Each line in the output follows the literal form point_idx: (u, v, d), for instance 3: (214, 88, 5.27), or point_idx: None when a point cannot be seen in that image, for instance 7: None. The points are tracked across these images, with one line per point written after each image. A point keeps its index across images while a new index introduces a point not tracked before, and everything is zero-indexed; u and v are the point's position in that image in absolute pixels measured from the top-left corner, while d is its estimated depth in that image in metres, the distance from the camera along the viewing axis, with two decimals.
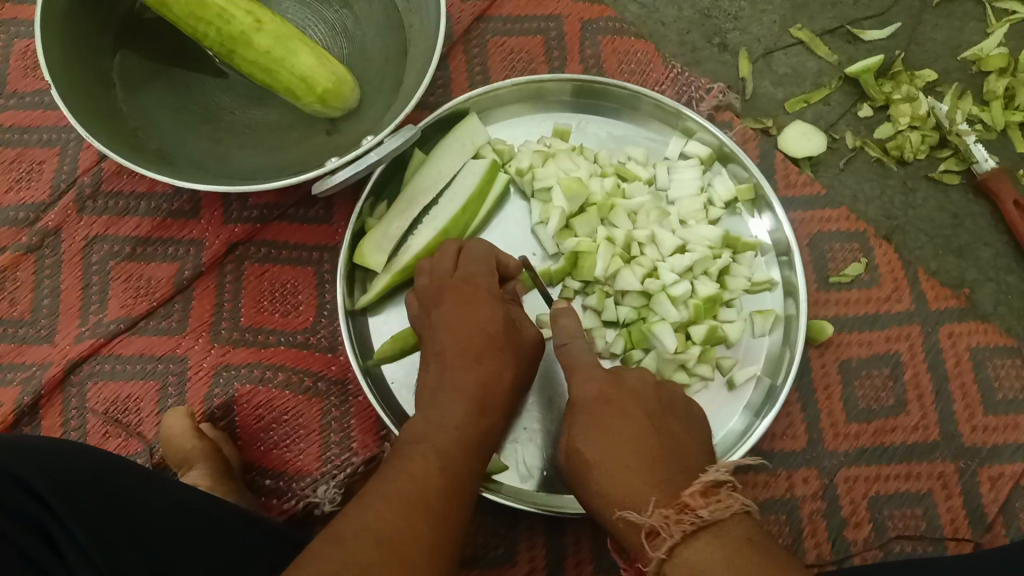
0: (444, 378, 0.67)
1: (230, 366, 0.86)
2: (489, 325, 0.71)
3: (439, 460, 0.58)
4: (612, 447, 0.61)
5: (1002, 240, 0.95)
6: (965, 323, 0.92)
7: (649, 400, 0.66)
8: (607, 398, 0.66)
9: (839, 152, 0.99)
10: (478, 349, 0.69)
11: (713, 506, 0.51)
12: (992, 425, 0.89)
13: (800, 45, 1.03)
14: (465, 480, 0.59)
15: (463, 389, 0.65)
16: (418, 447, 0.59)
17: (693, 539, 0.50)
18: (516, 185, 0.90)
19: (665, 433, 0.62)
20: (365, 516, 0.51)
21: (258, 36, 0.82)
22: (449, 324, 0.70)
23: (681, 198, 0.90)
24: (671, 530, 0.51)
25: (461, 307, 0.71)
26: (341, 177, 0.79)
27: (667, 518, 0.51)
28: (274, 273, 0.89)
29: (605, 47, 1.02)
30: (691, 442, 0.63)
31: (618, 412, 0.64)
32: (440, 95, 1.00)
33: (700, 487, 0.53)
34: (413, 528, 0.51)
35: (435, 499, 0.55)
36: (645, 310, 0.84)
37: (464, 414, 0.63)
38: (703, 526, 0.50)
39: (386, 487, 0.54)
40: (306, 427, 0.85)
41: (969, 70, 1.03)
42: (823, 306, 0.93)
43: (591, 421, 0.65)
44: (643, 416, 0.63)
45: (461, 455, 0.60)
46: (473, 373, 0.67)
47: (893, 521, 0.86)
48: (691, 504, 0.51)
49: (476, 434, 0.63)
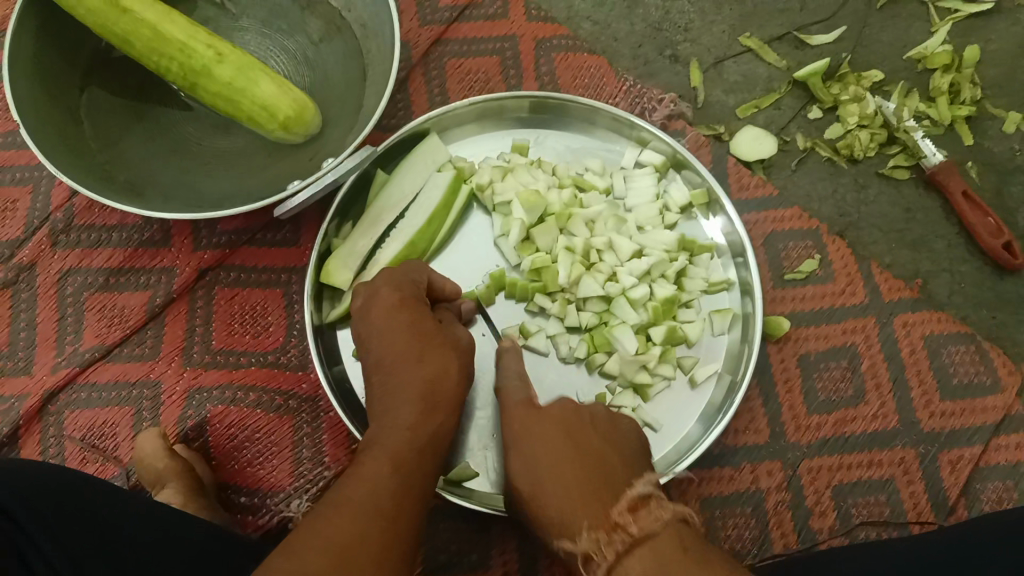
0: (388, 385, 0.69)
1: (202, 388, 0.89)
2: (426, 323, 0.73)
3: (389, 465, 0.60)
4: (544, 472, 0.64)
5: (954, 231, 0.98)
6: (919, 312, 0.95)
7: (571, 416, 0.69)
8: (532, 420, 0.69)
9: (790, 153, 1.02)
10: (421, 349, 0.71)
11: (642, 523, 0.56)
12: (950, 410, 0.92)
13: (750, 53, 1.07)
14: (415, 478, 0.61)
15: (410, 389, 0.68)
16: (369, 455, 0.61)
17: (628, 555, 0.54)
18: (477, 200, 0.93)
19: (587, 445, 0.66)
20: (320, 527, 0.53)
21: (219, 68, 0.85)
22: (383, 331, 0.72)
23: (637, 206, 0.93)
24: (606, 553, 0.55)
25: (399, 309, 0.72)
26: (302, 198, 0.83)
27: (600, 541, 0.56)
28: (243, 296, 0.91)
29: (559, 64, 1.05)
30: (616, 450, 0.66)
31: (545, 433, 0.67)
32: (401, 117, 1.03)
33: (627, 504, 0.58)
34: (366, 532, 0.53)
35: (388, 501, 0.57)
36: (606, 315, 0.88)
37: (413, 415, 0.66)
38: (635, 543, 0.55)
39: (340, 497, 0.56)
40: (279, 444, 0.87)
41: (915, 69, 1.06)
42: (779, 303, 0.96)
43: (518, 445, 0.68)
44: (563, 433, 0.67)
45: (413, 454, 0.63)
46: (419, 371, 0.69)
47: (857, 509, 0.89)
48: (621, 523, 0.56)
49: (427, 431, 0.66)
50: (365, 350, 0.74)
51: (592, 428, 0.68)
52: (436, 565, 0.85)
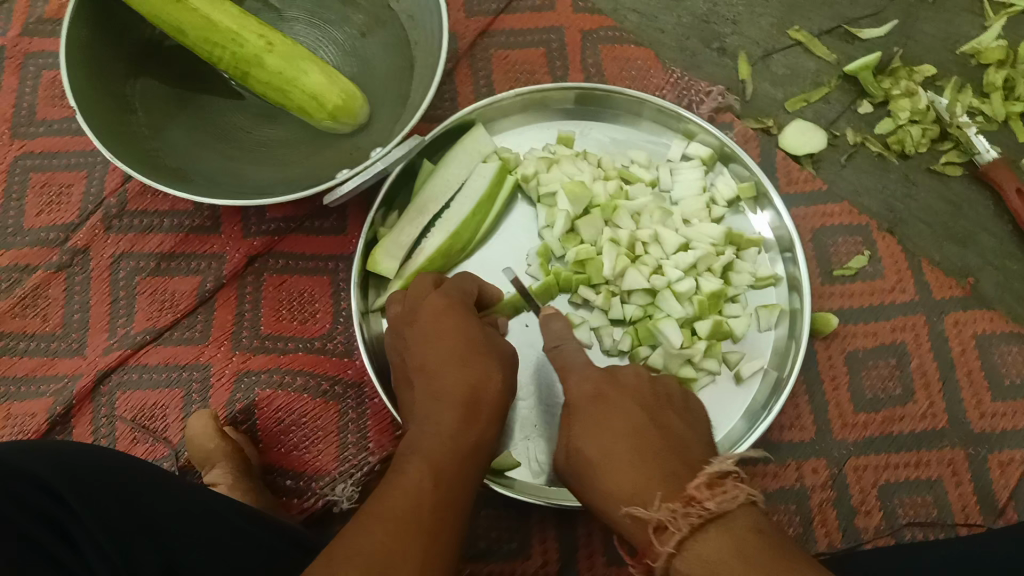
0: (433, 385, 0.69)
1: (251, 371, 0.90)
2: (469, 333, 0.73)
3: (432, 475, 0.60)
4: (613, 444, 0.62)
5: (1007, 229, 0.96)
6: (970, 311, 0.93)
7: (646, 400, 0.67)
8: (606, 400, 0.67)
9: (839, 148, 1.01)
10: (463, 355, 0.71)
11: (719, 499, 0.52)
12: (1001, 411, 0.90)
13: (798, 47, 1.05)
14: (456, 490, 0.61)
15: (452, 395, 0.67)
16: (411, 461, 0.61)
17: (701, 531, 0.52)
18: (522, 191, 0.93)
19: (658, 423, 0.64)
20: (357, 541, 0.53)
21: (270, 57, 0.86)
22: (429, 337, 0.73)
23: (683, 198, 0.93)
24: (680, 525, 0.52)
25: (442, 318, 0.74)
26: (350, 186, 0.82)
27: (674, 512, 0.53)
28: (292, 283, 0.92)
29: (606, 55, 1.05)
30: (690, 439, 0.64)
31: (619, 415, 0.65)
32: (447, 108, 1.03)
33: (705, 480, 0.54)
34: (402, 547, 0.53)
35: (428, 515, 0.56)
36: (651, 308, 0.87)
37: (455, 420, 0.65)
38: (710, 518, 0.52)
39: (379, 508, 0.56)
40: (324, 429, 0.88)
41: (968, 64, 1.04)
42: (828, 299, 0.95)
43: (587, 420, 0.67)
44: (635, 409, 0.65)
45: (454, 462, 0.62)
46: (462, 375, 0.69)
47: (903, 508, 0.87)
48: (697, 496, 0.53)
49: (469, 440, 0.65)
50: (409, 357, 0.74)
51: (664, 410, 0.67)
52: (476, 552, 0.85)
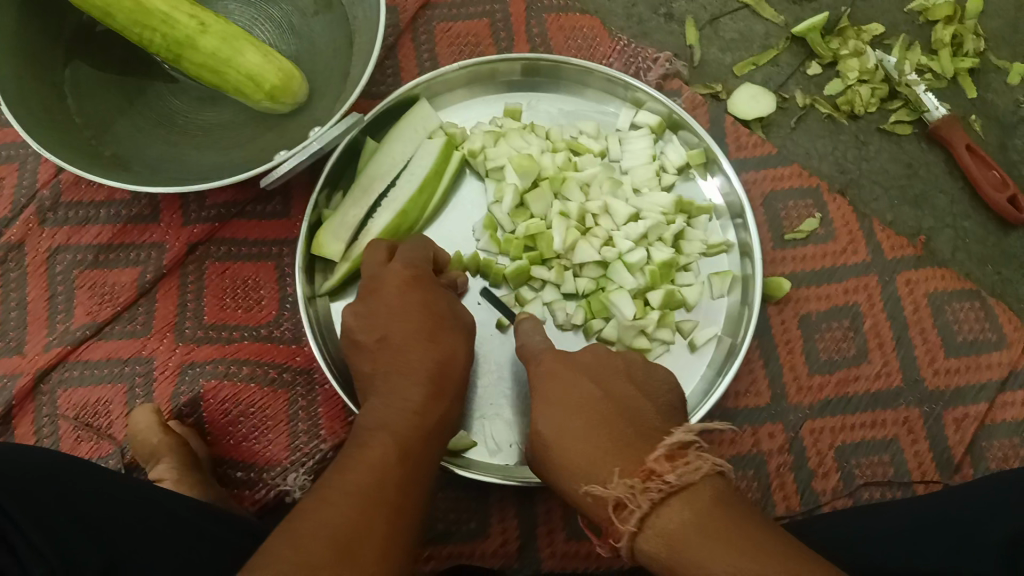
0: (398, 361, 0.68)
1: (195, 363, 0.88)
2: (436, 310, 0.73)
3: (398, 449, 0.59)
4: (570, 422, 0.61)
5: (957, 186, 0.97)
6: (921, 270, 0.94)
7: (602, 374, 0.66)
8: (564, 379, 0.66)
9: (789, 111, 1.00)
10: (431, 331, 0.71)
11: (680, 471, 0.52)
12: (955, 367, 0.90)
13: (746, 9, 1.04)
14: (420, 467, 0.60)
15: (418, 371, 0.67)
16: (376, 434, 0.60)
17: (662, 505, 0.51)
18: (470, 166, 0.92)
19: (617, 396, 0.63)
20: (321, 513, 0.51)
21: (204, 38, 0.83)
22: (394, 311, 0.71)
23: (633, 168, 0.92)
24: (640, 500, 0.52)
25: (414, 292, 0.73)
26: (286, 169, 0.80)
27: (634, 488, 0.53)
28: (235, 270, 0.90)
29: (551, 24, 1.03)
30: (651, 410, 0.63)
31: (580, 391, 0.64)
32: (390, 84, 1.01)
33: (664, 452, 0.54)
34: (367, 520, 0.52)
35: (392, 489, 0.56)
36: (603, 281, 0.86)
37: (421, 397, 0.65)
38: (672, 492, 0.51)
39: (342, 480, 0.55)
40: (274, 418, 0.86)
41: (916, 21, 1.04)
42: (779, 264, 0.94)
43: (546, 398, 0.66)
44: (594, 387, 0.64)
45: (418, 439, 0.62)
46: (429, 354, 0.69)
47: (860, 469, 0.88)
48: (657, 470, 0.53)
49: (432, 417, 0.65)
50: (359, 331, 0.73)
51: (625, 383, 0.66)
52: (435, 535, 0.85)
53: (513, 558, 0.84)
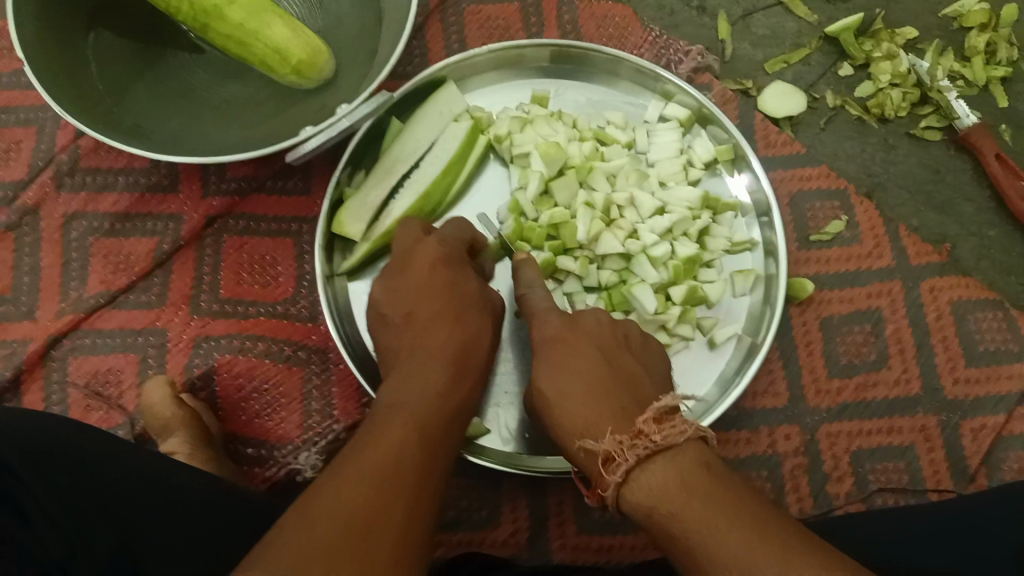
0: (420, 338, 0.67)
1: (209, 337, 0.87)
2: (462, 290, 0.72)
3: (416, 428, 0.57)
4: (570, 381, 0.61)
5: (985, 195, 0.95)
6: (946, 277, 0.92)
7: (603, 339, 0.66)
8: (564, 342, 0.65)
9: (819, 111, 0.99)
10: (456, 312, 0.70)
11: (666, 432, 0.52)
12: (975, 377, 0.89)
13: (779, 6, 1.02)
14: (440, 447, 0.58)
15: (443, 351, 0.65)
16: (395, 413, 0.58)
17: (648, 462, 0.51)
18: (495, 151, 0.91)
19: (614, 362, 0.63)
20: (337, 492, 0.50)
21: (232, 9, 0.81)
22: (416, 288, 0.71)
23: (660, 161, 0.90)
24: (626, 456, 0.51)
25: (437, 272, 0.72)
26: (316, 143, 0.78)
27: (621, 443, 0.52)
28: (253, 245, 0.89)
29: (582, 12, 1.01)
30: (646, 379, 0.63)
31: (577, 353, 0.63)
32: (416, 65, 0.99)
33: (655, 415, 0.54)
34: (383, 501, 0.50)
35: (410, 469, 0.53)
36: (625, 274, 0.85)
37: (443, 375, 0.63)
38: (657, 450, 0.51)
39: (357, 459, 0.53)
40: (287, 396, 0.85)
41: (950, 27, 1.02)
42: (802, 265, 0.93)
43: (547, 360, 0.65)
44: (595, 350, 0.64)
45: (439, 418, 0.60)
46: (454, 333, 0.68)
47: (875, 475, 0.87)
48: (645, 430, 0.52)
49: (455, 397, 0.63)
50: (388, 307, 0.72)
51: (624, 352, 0.65)
52: (444, 521, 0.84)
53: (523, 548, 0.83)
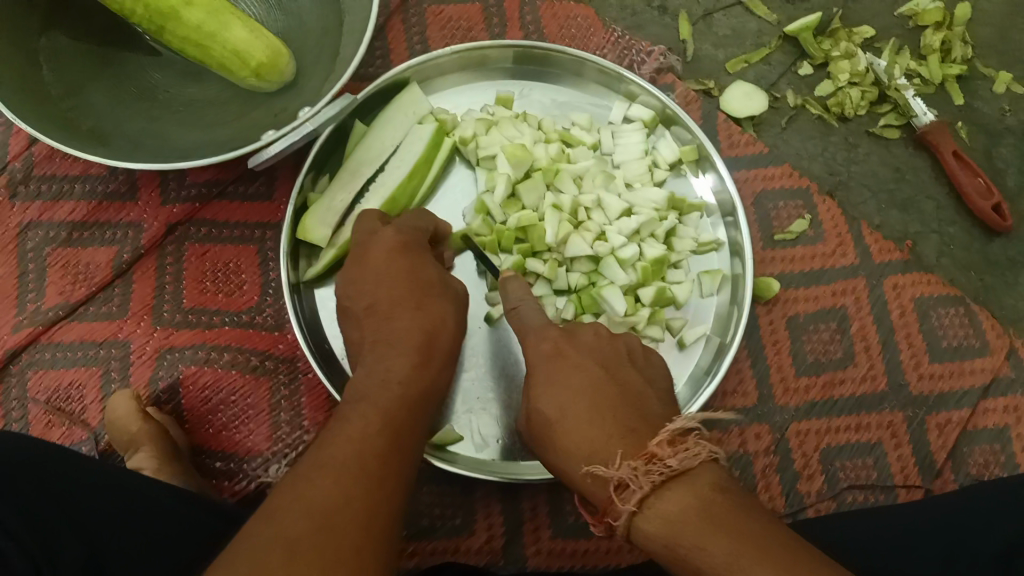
0: (384, 330, 0.67)
1: (174, 348, 0.85)
2: (421, 276, 0.72)
3: (379, 420, 0.57)
4: (573, 400, 0.59)
5: (944, 192, 0.97)
6: (909, 274, 0.94)
7: (603, 355, 0.65)
8: (563, 358, 0.64)
9: (780, 111, 1.00)
10: (417, 298, 0.69)
11: (681, 456, 0.50)
12: (938, 373, 0.91)
13: (740, 6, 1.03)
14: (406, 437, 0.58)
15: (405, 339, 0.65)
16: (358, 407, 0.58)
17: (663, 488, 0.49)
18: (460, 154, 0.90)
19: (617, 378, 0.62)
20: (300, 490, 0.49)
21: (189, 11, 0.80)
22: (377, 275, 0.70)
23: (625, 162, 0.91)
24: (640, 482, 0.49)
25: (394, 259, 0.72)
26: (277, 148, 0.78)
27: (635, 469, 0.50)
28: (216, 253, 0.87)
29: (545, 13, 1.01)
30: (651, 395, 0.61)
31: (576, 370, 0.62)
32: (379, 66, 0.98)
33: (668, 437, 0.51)
34: (347, 495, 0.49)
35: (373, 460, 0.53)
36: (594, 275, 0.85)
37: (406, 365, 0.63)
38: (672, 476, 0.49)
39: (321, 454, 0.52)
40: (255, 407, 0.84)
41: (906, 26, 1.04)
42: (769, 264, 0.94)
43: (547, 379, 0.63)
44: (596, 366, 0.63)
45: (402, 409, 0.59)
46: (415, 320, 0.67)
47: (845, 472, 0.88)
48: (659, 454, 0.50)
49: (419, 386, 0.62)
50: (349, 297, 0.72)
51: (626, 367, 0.64)
52: (418, 531, 0.83)
53: (498, 555, 0.83)
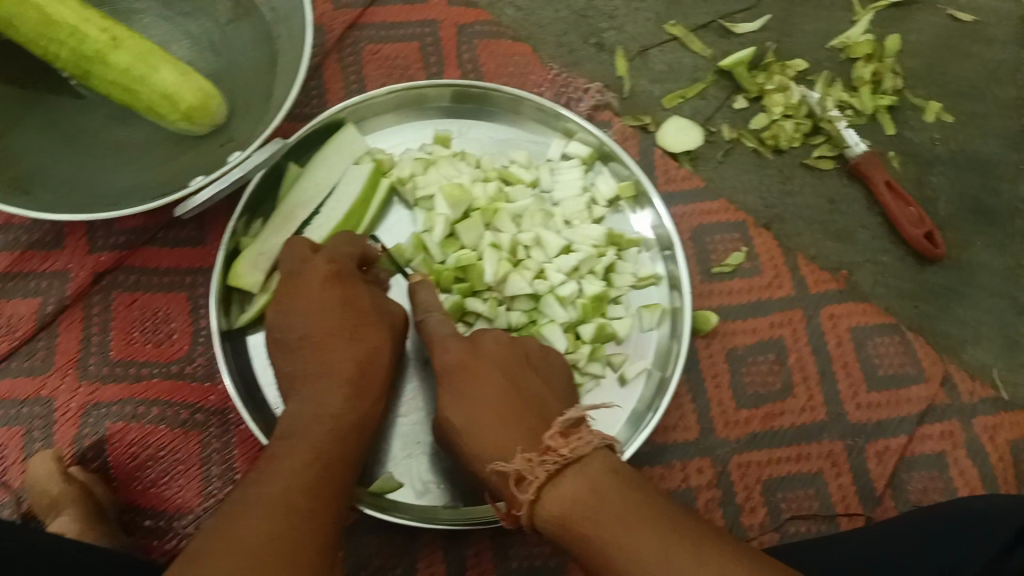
0: (318, 362, 0.67)
1: (99, 404, 0.83)
2: (359, 305, 0.72)
3: (311, 457, 0.57)
4: (479, 403, 0.65)
5: (877, 221, 0.99)
6: (844, 303, 0.95)
7: (505, 359, 0.70)
8: (468, 366, 0.69)
9: (716, 145, 1.01)
10: (353, 328, 0.69)
11: (573, 445, 0.57)
12: (876, 402, 0.92)
13: (675, 42, 1.05)
14: (338, 474, 0.58)
15: (339, 372, 0.66)
16: (290, 444, 0.59)
17: (558, 475, 0.56)
18: (398, 194, 0.89)
19: (521, 386, 0.67)
20: (232, 528, 0.50)
21: (116, 53, 0.79)
22: (313, 304, 0.70)
23: (564, 199, 0.91)
24: (536, 472, 0.57)
25: (329, 287, 0.71)
26: (206, 196, 0.76)
27: (531, 461, 0.57)
28: (145, 301, 0.86)
29: (482, 51, 1.01)
30: (549, 395, 0.68)
31: (482, 377, 0.68)
32: (314, 106, 0.97)
33: (559, 430, 0.59)
34: (279, 532, 0.50)
35: (303, 497, 0.54)
36: (535, 313, 0.85)
37: (339, 401, 0.64)
38: (565, 464, 0.56)
39: (252, 492, 0.53)
40: (185, 462, 0.82)
41: (838, 58, 1.06)
42: (707, 297, 0.95)
43: (454, 386, 0.69)
44: (499, 370, 0.68)
45: (334, 445, 0.60)
46: (350, 352, 0.68)
47: (786, 503, 0.88)
48: (552, 445, 0.57)
49: (351, 422, 0.63)
50: (282, 330, 0.71)
51: (526, 370, 0.70)
52: None
53: None
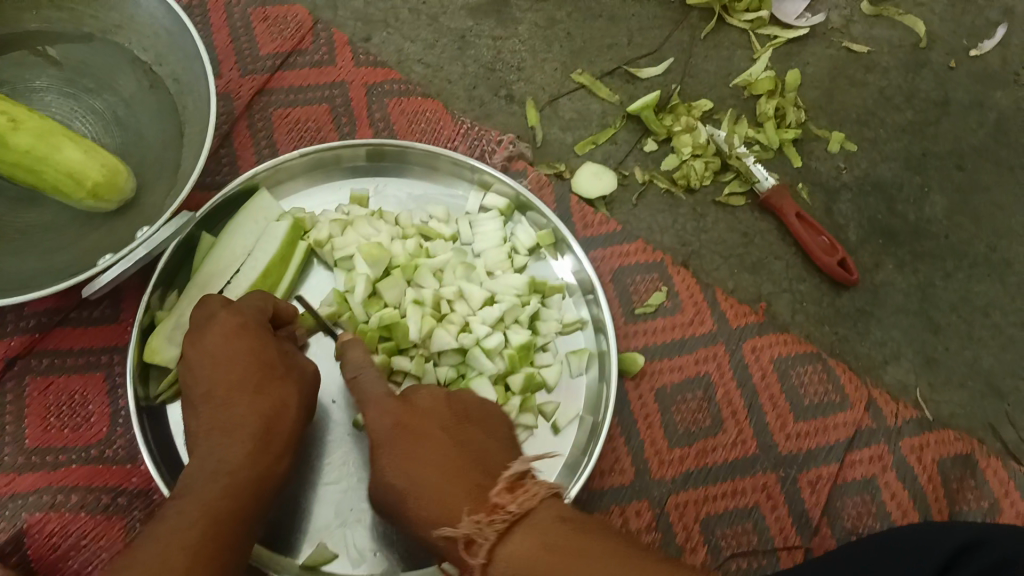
0: (222, 419, 0.68)
1: (16, 496, 0.79)
2: (267, 358, 0.72)
3: (199, 516, 0.60)
4: (421, 466, 0.64)
5: (791, 252, 1.02)
6: (766, 335, 0.97)
7: (444, 415, 0.69)
8: (405, 427, 0.68)
9: (630, 188, 1.03)
10: (257, 382, 0.70)
11: (519, 500, 0.57)
12: (804, 431, 0.94)
13: (583, 89, 1.07)
14: (227, 530, 0.61)
15: (241, 429, 0.67)
16: (180, 501, 0.61)
17: (507, 533, 0.56)
18: (317, 256, 0.89)
19: (462, 440, 0.67)
20: None
21: (15, 135, 0.77)
22: (216, 359, 0.70)
23: (485, 250, 0.91)
24: (487, 533, 0.56)
25: (232, 341, 0.71)
26: (114, 274, 0.74)
27: (479, 523, 0.56)
28: (60, 385, 0.83)
29: (393, 109, 1.02)
30: (493, 450, 0.67)
31: (425, 440, 0.66)
32: (225, 174, 0.96)
33: (504, 486, 0.59)
34: None
35: (183, 557, 0.56)
36: (463, 367, 0.85)
37: (237, 455, 0.65)
38: (514, 520, 0.56)
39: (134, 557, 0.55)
40: (110, 549, 0.79)
41: (741, 96, 1.09)
42: (631, 338, 0.96)
43: (392, 451, 0.67)
44: (440, 430, 0.67)
45: (225, 500, 0.62)
46: (252, 408, 0.68)
47: (726, 540, 0.89)
48: (499, 503, 0.57)
49: (249, 475, 0.65)
50: (188, 386, 0.70)
51: (467, 425, 0.69)
52: None
53: None
